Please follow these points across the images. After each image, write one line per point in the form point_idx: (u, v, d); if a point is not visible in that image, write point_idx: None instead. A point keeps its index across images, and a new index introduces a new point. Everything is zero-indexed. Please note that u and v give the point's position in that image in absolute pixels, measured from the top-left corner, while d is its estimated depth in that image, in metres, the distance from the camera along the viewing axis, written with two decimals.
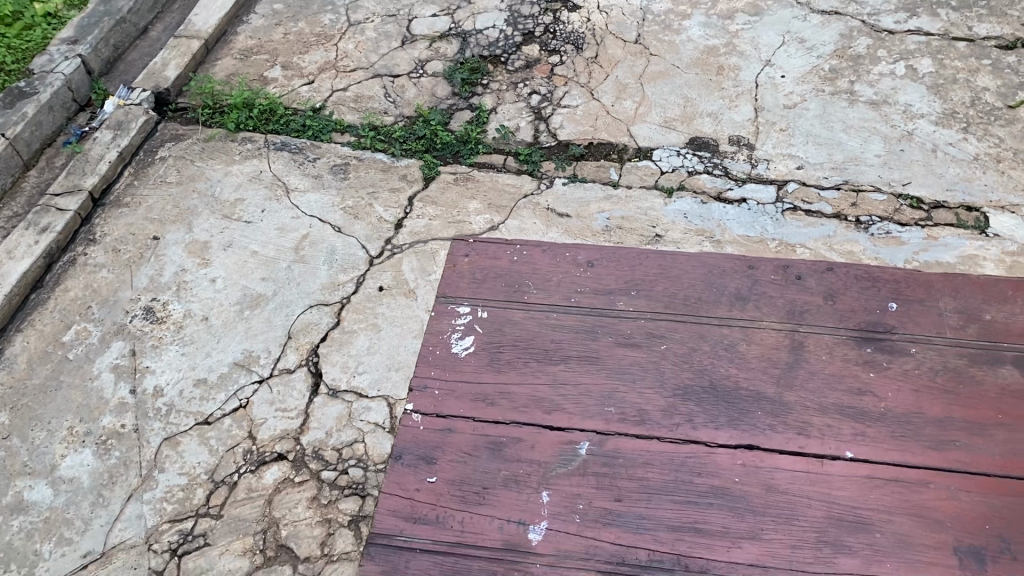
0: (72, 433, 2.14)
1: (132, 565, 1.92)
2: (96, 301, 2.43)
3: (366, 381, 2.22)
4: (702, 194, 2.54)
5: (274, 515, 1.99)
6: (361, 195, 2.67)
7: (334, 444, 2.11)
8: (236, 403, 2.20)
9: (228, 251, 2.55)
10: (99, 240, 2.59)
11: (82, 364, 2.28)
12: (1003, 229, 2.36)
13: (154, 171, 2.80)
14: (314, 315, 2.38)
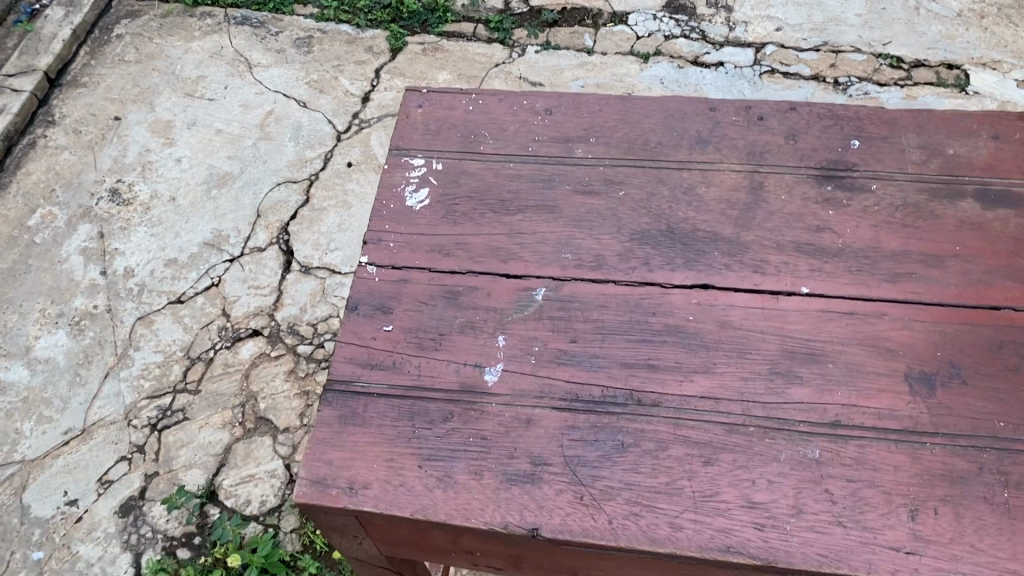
0: (45, 315, 2.14)
1: (113, 439, 1.94)
2: (60, 184, 2.37)
3: (339, 258, 2.21)
4: (679, 59, 2.47)
5: (252, 389, 2.01)
6: (326, 68, 2.59)
7: (308, 320, 2.10)
8: (208, 282, 2.18)
9: (193, 130, 2.48)
10: (59, 121, 2.51)
11: (50, 247, 2.25)
12: (983, 87, 2.32)
13: (111, 50, 2.69)
14: (283, 193, 2.34)
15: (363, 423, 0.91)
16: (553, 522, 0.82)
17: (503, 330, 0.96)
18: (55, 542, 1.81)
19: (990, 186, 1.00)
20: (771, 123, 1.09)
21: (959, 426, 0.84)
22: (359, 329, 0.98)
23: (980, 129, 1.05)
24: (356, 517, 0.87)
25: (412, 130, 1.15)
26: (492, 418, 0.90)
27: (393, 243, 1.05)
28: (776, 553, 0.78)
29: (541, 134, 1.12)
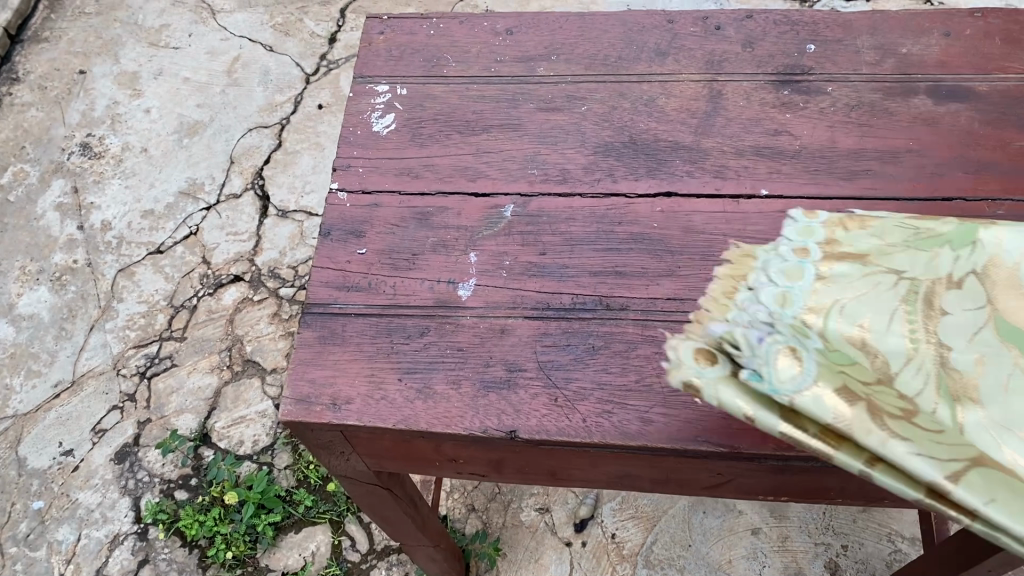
0: (25, 272, 2.14)
1: (104, 390, 1.97)
2: (29, 141, 2.35)
3: (314, 200, 2.21)
4: None
5: (237, 333, 2.03)
6: (291, 10, 2.58)
7: (289, 263, 2.12)
8: (186, 232, 2.19)
9: (160, 80, 2.46)
10: (23, 78, 2.47)
11: (25, 205, 2.25)
12: None
13: (71, 3, 2.64)
14: (255, 139, 2.33)
15: (342, 342, 0.93)
16: (530, 424, 0.85)
17: (474, 248, 0.99)
18: (54, 491, 1.85)
19: (941, 82, 1.03)
20: (728, 33, 1.11)
21: None
22: (334, 253, 1.00)
23: (932, 27, 1.08)
24: (341, 432, 0.91)
25: (375, 56, 1.16)
26: (467, 330, 0.93)
27: (362, 169, 1.06)
28: (740, 441, 0.82)
29: (503, 54, 1.14)
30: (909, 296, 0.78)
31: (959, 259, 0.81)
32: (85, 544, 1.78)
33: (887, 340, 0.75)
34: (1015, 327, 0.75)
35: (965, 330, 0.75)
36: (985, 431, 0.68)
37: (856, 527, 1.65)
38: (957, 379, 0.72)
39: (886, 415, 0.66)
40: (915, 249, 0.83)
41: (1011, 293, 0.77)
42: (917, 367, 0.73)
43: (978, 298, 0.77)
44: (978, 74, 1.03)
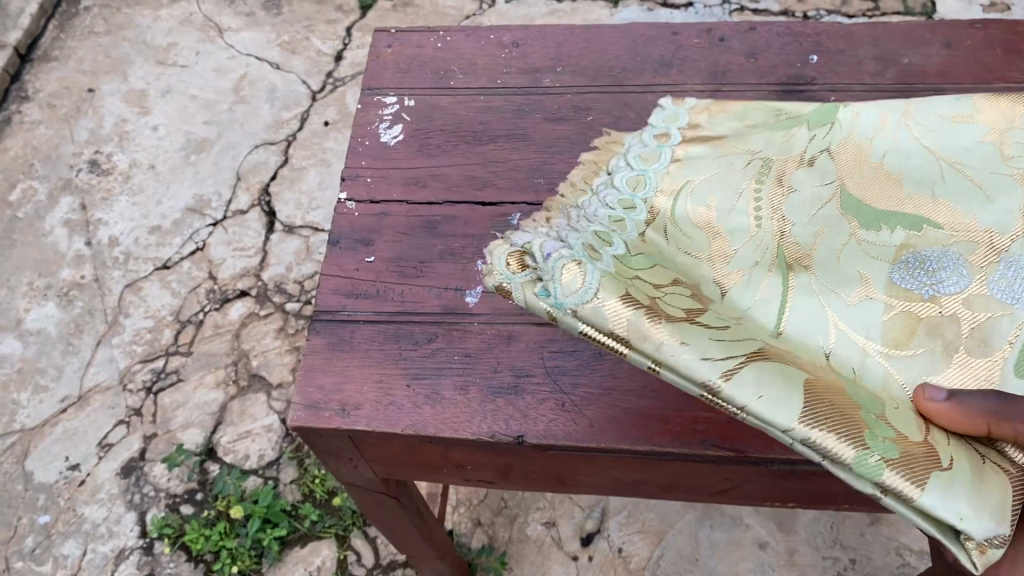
0: (33, 288, 2.16)
1: (110, 405, 1.97)
2: (38, 159, 2.37)
3: (321, 216, 2.23)
4: (649, 2, 2.49)
5: (243, 348, 2.04)
6: (297, 29, 2.60)
7: (295, 278, 2.13)
8: (193, 247, 2.20)
9: (168, 98, 2.49)
10: (33, 97, 2.50)
11: (33, 221, 2.26)
12: (949, 13, 2.37)
13: (80, 22, 2.67)
14: (262, 155, 2.35)
15: (350, 349, 0.94)
16: (538, 429, 0.86)
17: (481, 255, 0.99)
18: (60, 505, 1.85)
19: (944, 91, 1.04)
20: (732, 44, 1.12)
21: None
22: (342, 262, 1.01)
23: (933, 38, 1.09)
24: (349, 438, 0.91)
25: (383, 69, 1.18)
26: (475, 336, 0.94)
27: (370, 179, 1.07)
28: (745, 447, 0.82)
29: (509, 66, 1.15)
30: (756, 184, 0.88)
31: (803, 146, 0.90)
32: (91, 559, 1.78)
33: (733, 230, 0.85)
34: (857, 200, 0.84)
35: (807, 211, 0.85)
36: (812, 300, 0.78)
37: (864, 540, 1.64)
38: (791, 253, 0.83)
39: (679, 310, 0.68)
40: (764, 142, 0.91)
41: (855, 170, 0.86)
42: (758, 251, 0.83)
43: (811, 182, 0.87)
44: (979, 84, 1.04)
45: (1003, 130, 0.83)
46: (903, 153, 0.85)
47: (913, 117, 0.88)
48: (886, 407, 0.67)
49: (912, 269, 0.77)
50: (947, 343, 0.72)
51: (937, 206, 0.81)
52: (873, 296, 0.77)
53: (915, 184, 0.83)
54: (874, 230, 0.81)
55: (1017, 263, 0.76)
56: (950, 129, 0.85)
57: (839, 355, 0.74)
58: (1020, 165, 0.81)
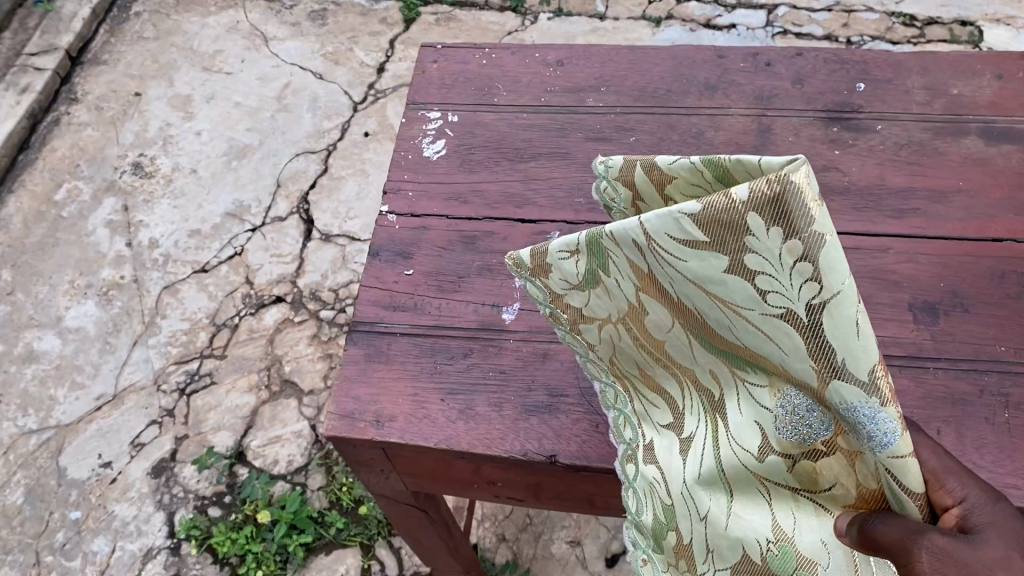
0: (74, 286, 2.19)
1: (144, 404, 2.00)
2: (84, 159, 2.42)
3: (358, 225, 2.25)
4: (691, 22, 2.50)
5: (277, 353, 2.06)
6: (341, 40, 2.63)
7: (330, 286, 2.15)
8: (232, 252, 2.23)
9: (212, 104, 2.53)
10: (81, 99, 2.55)
11: (77, 221, 2.30)
12: (997, 42, 2.35)
13: (130, 28, 2.73)
14: (302, 163, 2.38)
15: (386, 360, 0.95)
16: (570, 450, 0.86)
17: (518, 272, 1.00)
18: (91, 502, 1.87)
19: (993, 123, 1.03)
20: (778, 69, 1.12)
21: (961, 351, 0.87)
22: (382, 274, 1.02)
23: (984, 69, 1.08)
24: (382, 450, 0.92)
25: (428, 84, 1.19)
26: (511, 353, 0.94)
27: (411, 193, 1.08)
28: None
29: (553, 85, 1.15)
30: (634, 334, 0.71)
31: (618, 278, 0.66)
32: (120, 556, 1.81)
33: (670, 386, 0.73)
34: (705, 337, 0.63)
35: (689, 352, 0.67)
36: (737, 464, 0.65)
37: None
38: (710, 394, 0.68)
39: (692, 555, 0.72)
40: (595, 287, 0.70)
41: (670, 303, 0.63)
42: (694, 409, 0.70)
43: (658, 313, 0.66)
44: None
45: (751, 243, 0.50)
46: (687, 283, 0.57)
47: (661, 231, 0.56)
48: (834, 566, 0.61)
49: (787, 421, 0.59)
50: (853, 488, 0.57)
51: (763, 358, 0.56)
52: (769, 454, 0.62)
53: (726, 324, 0.57)
54: (746, 373, 0.62)
55: (856, 414, 0.49)
56: (705, 250, 0.54)
57: (787, 528, 0.63)
58: (799, 288, 0.48)
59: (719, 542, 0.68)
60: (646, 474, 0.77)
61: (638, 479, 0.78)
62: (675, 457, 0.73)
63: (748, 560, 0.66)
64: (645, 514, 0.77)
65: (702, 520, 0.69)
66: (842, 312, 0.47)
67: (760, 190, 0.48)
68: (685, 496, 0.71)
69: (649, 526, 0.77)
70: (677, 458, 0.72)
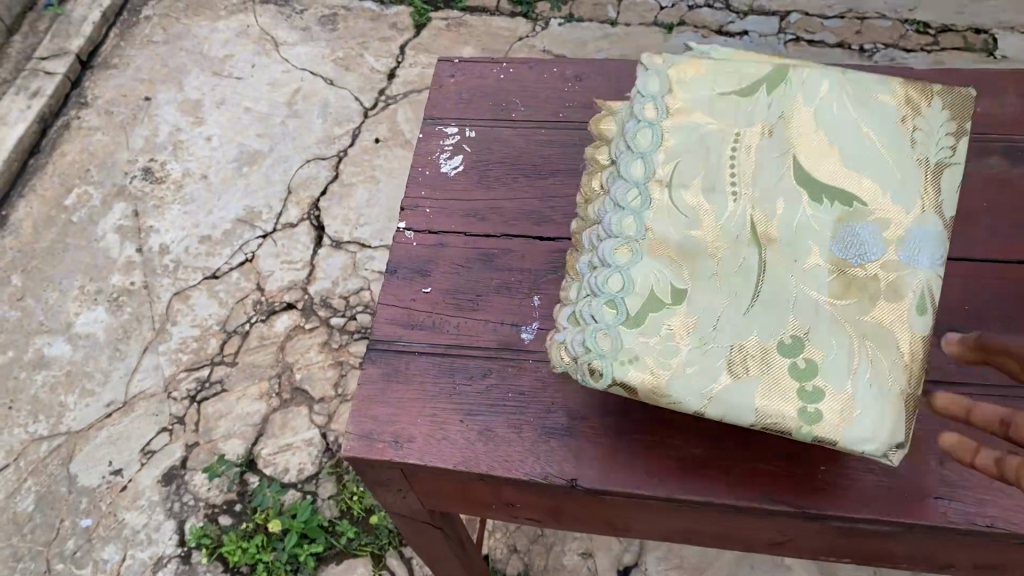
0: (84, 292, 2.19)
1: (154, 411, 2.00)
2: (95, 164, 2.41)
3: (369, 233, 2.25)
4: (702, 29, 2.49)
5: (287, 361, 2.05)
6: (351, 45, 2.63)
7: (341, 293, 2.15)
8: (242, 258, 2.23)
9: (222, 109, 2.52)
10: (91, 103, 2.54)
11: (87, 226, 2.30)
12: (1011, 51, 2.34)
13: (140, 32, 2.72)
14: (313, 169, 2.37)
15: (405, 380, 0.94)
16: (591, 473, 0.86)
17: (537, 291, 0.99)
18: (102, 510, 1.87)
19: (1017, 142, 1.02)
20: None
21: (987, 376, 0.87)
22: (400, 292, 1.01)
23: (1009, 87, 1.06)
24: (401, 471, 0.91)
25: (445, 98, 1.18)
26: (530, 374, 0.93)
27: (429, 209, 1.07)
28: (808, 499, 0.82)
29: (571, 100, 1.15)
30: (736, 142, 0.86)
31: (769, 100, 0.87)
32: (130, 564, 1.81)
33: (711, 196, 0.83)
34: (809, 170, 0.83)
35: (773, 175, 0.84)
36: (789, 272, 0.80)
37: None
38: (766, 220, 0.82)
39: (676, 339, 0.77)
40: (743, 95, 0.88)
41: (803, 137, 0.85)
42: (733, 216, 0.83)
43: (781, 136, 0.85)
44: None
45: (901, 125, 0.86)
46: (825, 113, 0.86)
47: (835, 82, 0.88)
48: (840, 363, 0.75)
49: (847, 243, 0.80)
50: (874, 300, 0.78)
51: (860, 183, 0.83)
52: (823, 268, 0.80)
53: (840, 153, 0.84)
54: (825, 204, 0.82)
55: (910, 238, 0.81)
56: (860, 105, 0.86)
57: (802, 323, 0.77)
58: (935, 152, 0.84)
59: (724, 329, 0.77)
60: (647, 267, 0.81)
61: (632, 270, 0.80)
62: (695, 256, 0.81)
63: (752, 345, 0.76)
64: (626, 292, 0.79)
65: (726, 301, 0.78)
66: (936, 181, 0.83)
67: (945, 106, 0.87)
68: (698, 297, 0.79)
69: (624, 301, 0.79)
70: (700, 255, 0.81)
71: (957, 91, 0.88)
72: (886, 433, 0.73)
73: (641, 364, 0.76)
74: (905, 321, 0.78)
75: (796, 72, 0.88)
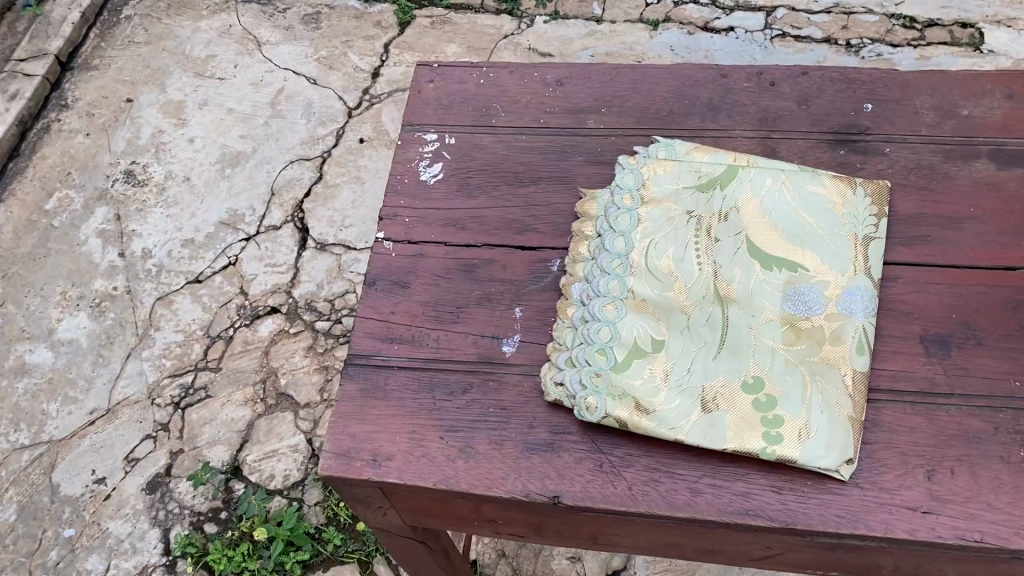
0: (66, 298, 2.16)
1: (138, 419, 1.97)
2: (75, 167, 2.38)
3: (353, 234, 2.22)
4: (689, 25, 2.47)
5: (272, 366, 2.03)
6: (335, 44, 2.60)
7: (326, 296, 2.12)
8: (226, 262, 2.20)
9: (205, 110, 2.49)
10: (72, 105, 2.51)
11: (68, 231, 2.27)
12: (998, 45, 2.33)
13: (121, 32, 2.68)
14: (296, 171, 2.35)
15: (384, 395, 0.92)
16: (574, 489, 0.84)
17: (518, 302, 0.97)
18: (85, 519, 1.85)
19: (1004, 146, 1.00)
20: (783, 89, 1.09)
21: (974, 387, 0.85)
22: (378, 304, 0.99)
23: (994, 89, 1.05)
24: (380, 489, 0.89)
25: (424, 104, 1.15)
26: (511, 388, 0.91)
27: (408, 219, 1.05)
28: (795, 515, 0.80)
29: (552, 105, 1.13)
30: (701, 220, 0.96)
31: (725, 184, 0.98)
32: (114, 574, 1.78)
33: (682, 265, 0.93)
34: (760, 242, 0.94)
35: (730, 249, 0.94)
36: (746, 321, 0.89)
37: None
38: (728, 281, 0.92)
39: (655, 382, 0.86)
40: (704, 184, 0.99)
41: (753, 217, 0.95)
42: (700, 280, 0.92)
43: (736, 210, 0.96)
44: None
45: (840, 202, 0.96)
46: (774, 192, 0.97)
47: (782, 168, 0.99)
48: (793, 397, 0.84)
49: (794, 299, 0.90)
50: (822, 346, 0.87)
51: (804, 251, 0.93)
52: (775, 320, 0.89)
53: (785, 224, 0.95)
54: (775, 268, 0.92)
55: (850, 292, 0.90)
56: (802, 182, 0.97)
57: (762, 365, 0.86)
58: (868, 223, 0.95)
59: (692, 372, 0.87)
60: (631, 323, 0.90)
61: (619, 324, 0.90)
62: (669, 310, 0.91)
63: (716, 384, 0.86)
64: (614, 343, 0.89)
65: (700, 350, 0.88)
66: (872, 248, 0.94)
67: (876, 188, 0.97)
68: (673, 342, 0.89)
69: (611, 351, 0.88)
70: (675, 311, 0.90)
71: (884, 183, 0.98)
72: (839, 452, 0.81)
73: (625, 401, 0.85)
74: (846, 361, 0.86)
75: (743, 171, 0.99)
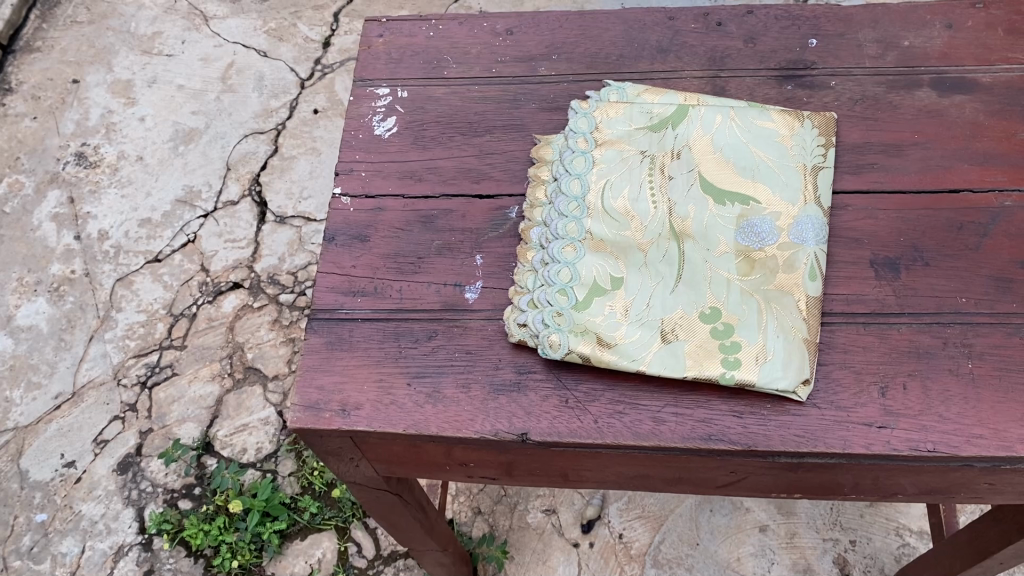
0: (22, 284, 2.13)
1: (104, 400, 1.96)
2: (24, 152, 2.33)
3: (313, 206, 2.21)
4: None
5: (238, 340, 2.02)
6: (283, 15, 2.57)
7: (288, 269, 2.12)
8: (184, 240, 2.18)
9: (154, 88, 2.45)
10: (16, 89, 2.45)
11: (20, 216, 2.23)
12: None
13: (62, 11, 2.62)
14: (251, 145, 2.33)
15: (350, 347, 0.93)
16: (541, 426, 0.85)
17: (479, 250, 0.98)
18: (56, 504, 1.83)
19: (945, 74, 1.03)
20: (730, 29, 1.10)
21: (923, 306, 0.88)
22: (339, 259, 0.99)
23: (933, 20, 1.07)
24: (350, 438, 0.90)
25: (375, 59, 1.15)
26: (475, 333, 0.92)
27: (365, 173, 1.06)
28: (755, 438, 0.82)
29: (503, 55, 1.13)
30: (653, 160, 0.97)
31: (676, 125, 0.99)
32: (90, 556, 1.77)
33: (637, 204, 0.95)
34: (712, 179, 0.95)
35: (683, 186, 0.95)
36: (701, 255, 0.91)
37: (864, 522, 1.64)
38: (683, 217, 0.93)
39: (616, 319, 0.88)
40: (655, 126, 1.00)
41: (705, 155, 0.97)
42: (655, 218, 0.94)
43: (687, 150, 0.97)
44: (982, 66, 1.03)
45: (788, 138, 0.98)
46: (724, 130, 0.98)
47: (731, 106, 1.01)
48: (748, 325, 0.87)
49: (748, 231, 0.92)
50: (775, 274, 0.90)
51: (755, 184, 0.95)
52: (729, 252, 0.91)
53: (735, 160, 0.96)
54: (726, 203, 0.94)
55: (801, 221, 0.93)
56: (752, 120, 0.99)
57: (718, 296, 0.89)
58: (815, 154, 0.97)
59: (651, 309, 0.89)
60: (590, 262, 0.91)
61: (578, 264, 0.91)
62: (627, 249, 0.92)
63: (675, 317, 0.88)
64: (575, 283, 0.90)
65: (658, 286, 0.90)
66: (822, 178, 0.96)
67: (820, 121, 0.99)
68: (633, 280, 0.90)
69: (573, 292, 0.90)
70: (632, 249, 0.92)
71: (831, 115, 1.00)
72: (795, 373, 0.84)
73: (588, 338, 0.87)
74: (799, 287, 0.89)
75: (693, 109, 1.00)
